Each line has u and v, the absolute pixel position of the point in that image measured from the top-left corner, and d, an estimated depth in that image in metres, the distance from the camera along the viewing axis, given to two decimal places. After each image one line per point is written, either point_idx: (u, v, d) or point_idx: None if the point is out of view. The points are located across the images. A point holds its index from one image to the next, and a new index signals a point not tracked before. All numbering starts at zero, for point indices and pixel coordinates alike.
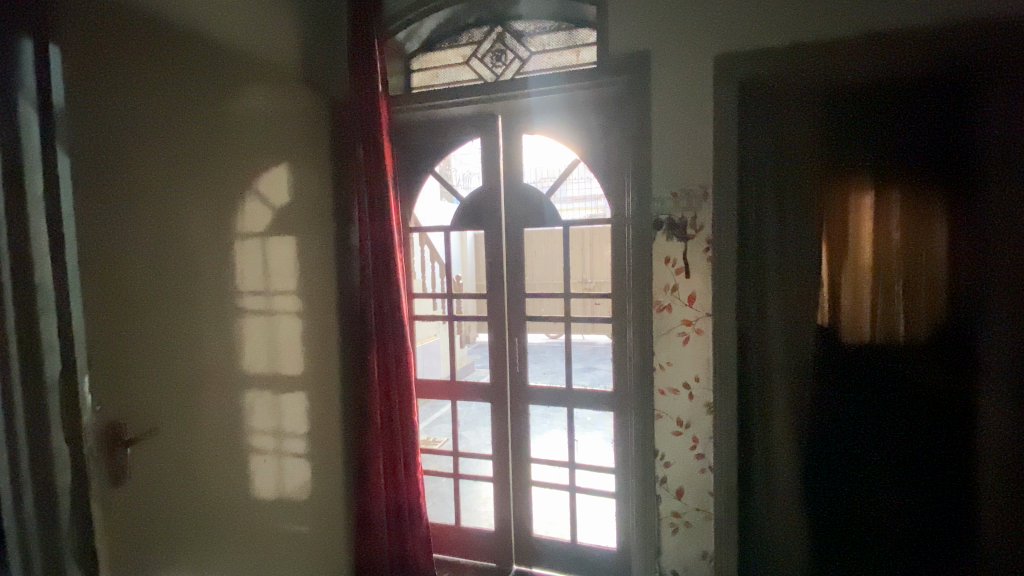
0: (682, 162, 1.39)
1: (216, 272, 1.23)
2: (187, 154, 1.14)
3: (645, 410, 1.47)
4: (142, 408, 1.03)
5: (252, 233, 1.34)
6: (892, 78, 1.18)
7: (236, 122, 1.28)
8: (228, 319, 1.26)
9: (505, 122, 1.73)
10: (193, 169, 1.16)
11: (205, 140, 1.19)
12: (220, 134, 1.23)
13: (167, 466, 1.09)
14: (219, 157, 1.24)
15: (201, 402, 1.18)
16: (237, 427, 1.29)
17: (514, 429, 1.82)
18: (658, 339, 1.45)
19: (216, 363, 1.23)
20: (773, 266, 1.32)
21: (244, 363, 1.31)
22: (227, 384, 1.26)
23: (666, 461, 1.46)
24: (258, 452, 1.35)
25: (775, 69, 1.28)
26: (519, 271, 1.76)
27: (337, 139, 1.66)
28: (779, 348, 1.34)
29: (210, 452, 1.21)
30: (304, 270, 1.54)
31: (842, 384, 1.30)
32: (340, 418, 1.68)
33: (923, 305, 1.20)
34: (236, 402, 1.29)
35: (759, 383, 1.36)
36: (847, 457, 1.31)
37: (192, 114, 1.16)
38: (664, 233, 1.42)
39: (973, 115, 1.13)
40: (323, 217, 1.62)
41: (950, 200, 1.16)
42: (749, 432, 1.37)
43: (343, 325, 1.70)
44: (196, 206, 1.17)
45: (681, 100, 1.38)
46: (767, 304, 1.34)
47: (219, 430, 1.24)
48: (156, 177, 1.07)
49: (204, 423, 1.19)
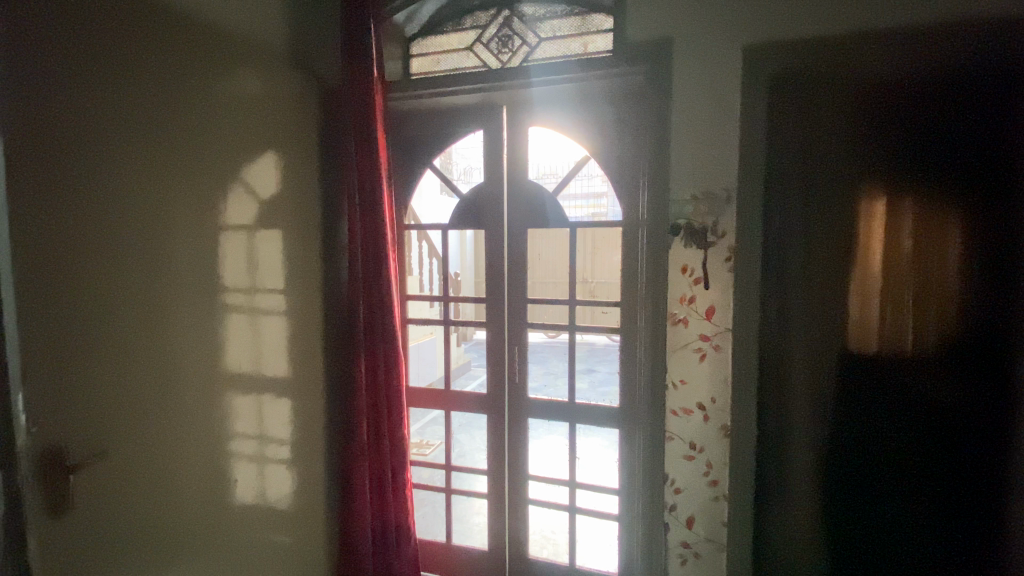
0: (706, 162, 1.25)
1: (188, 270, 1.11)
2: (153, 140, 1.02)
3: (655, 432, 1.34)
4: (95, 424, 0.92)
5: (237, 225, 1.24)
6: (897, 72, 1.08)
7: (211, 105, 1.16)
8: (200, 320, 1.15)
9: (510, 113, 1.61)
10: (161, 157, 1.04)
11: (173, 125, 1.07)
12: (192, 118, 1.11)
13: (126, 487, 0.98)
14: (191, 145, 1.11)
15: (168, 415, 1.07)
16: (208, 439, 1.18)
17: (511, 443, 1.70)
18: (671, 355, 1.31)
19: (187, 368, 1.12)
20: (793, 281, 1.20)
21: (222, 366, 1.21)
22: (197, 394, 1.14)
23: (677, 487, 1.33)
24: (236, 457, 1.26)
25: (802, 62, 1.15)
26: (522, 273, 1.63)
27: (325, 127, 1.53)
28: (797, 367, 1.22)
29: (176, 467, 1.09)
30: (292, 268, 1.43)
31: (867, 405, 1.17)
32: (324, 427, 1.57)
33: (933, 317, 1.10)
34: (207, 412, 1.17)
35: (775, 405, 1.24)
36: (868, 481, 1.18)
37: (159, 97, 1.04)
38: (682, 239, 1.28)
39: (987, 115, 1.03)
40: (311, 209, 1.50)
41: (961, 206, 1.06)
42: (764, 454, 1.25)
43: (331, 328, 1.59)
44: (166, 198, 1.05)
45: (706, 94, 1.24)
46: (790, 321, 1.21)
47: (188, 443, 1.12)
48: (115, 164, 0.95)
49: (171, 437, 1.08)
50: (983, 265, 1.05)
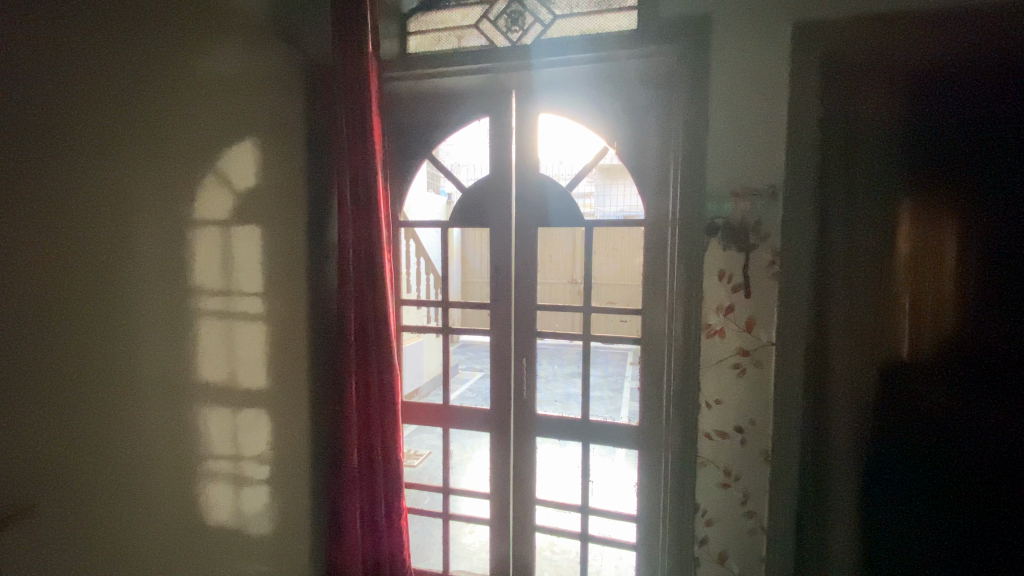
0: (747, 154, 1.11)
1: (153, 273, 0.95)
2: (110, 119, 0.86)
3: (686, 457, 1.19)
4: (36, 455, 0.78)
5: (210, 219, 1.08)
6: (885, 56, 0.95)
7: (181, 83, 1.00)
8: (166, 331, 0.98)
9: (519, 99, 1.45)
10: (119, 142, 0.88)
11: (133, 105, 0.90)
12: (157, 98, 0.95)
13: (71, 533, 0.83)
14: (156, 127, 0.95)
15: (128, 443, 0.91)
16: (174, 470, 1.01)
17: (518, 465, 1.55)
18: (705, 370, 1.17)
19: (149, 389, 0.95)
20: (835, 285, 1.03)
21: (191, 384, 1.04)
22: (163, 419, 0.98)
23: (708, 518, 1.19)
24: (213, 478, 1.11)
25: (850, 42, 0.99)
26: (531, 277, 1.48)
27: (313, 111, 1.37)
28: (841, 380, 1.04)
29: (136, 505, 0.93)
30: (271, 270, 1.26)
31: (907, 422, 0.97)
32: (308, 448, 1.40)
33: (937, 329, 0.91)
34: (172, 440, 1.00)
35: (819, 418, 1.06)
36: (905, 511, 0.98)
37: (119, 71, 0.88)
38: (720, 240, 1.14)
39: (971, 101, 0.87)
40: (296, 202, 1.33)
41: (958, 199, 0.88)
42: (810, 477, 1.08)
43: (316, 336, 1.41)
44: (125, 189, 0.89)
45: (749, 78, 1.09)
46: (829, 325, 1.05)
47: (151, 476, 0.96)
48: (57, 147, 0.79)
49: (130, 469, 0.92)
50: (984, 260, 0.87)
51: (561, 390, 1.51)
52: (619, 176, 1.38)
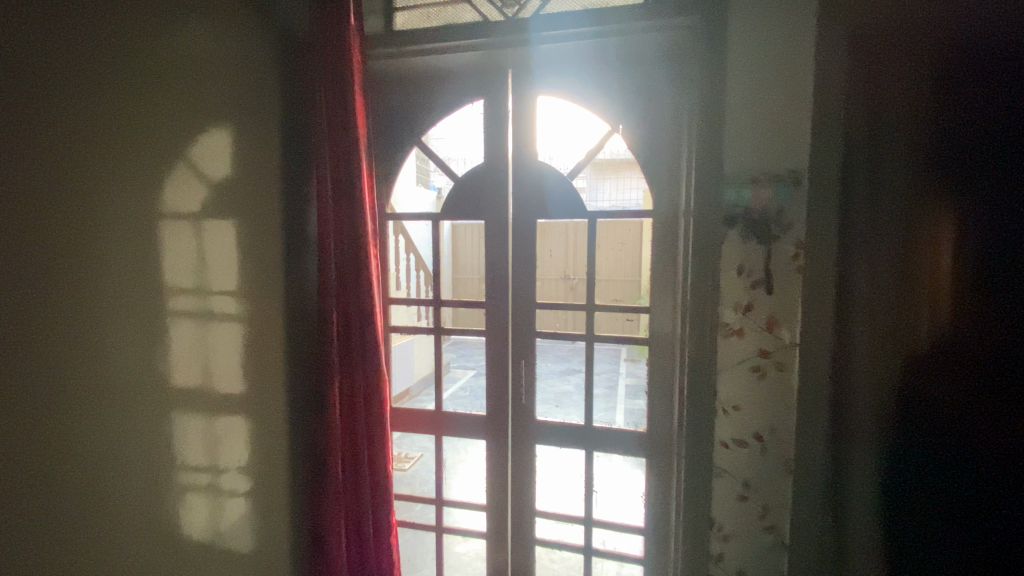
0: (768, 137, 1.02)
1: (120, 270, 0.84)
2: (71, 96, 0.76)
3: (698, 470, 1.10)
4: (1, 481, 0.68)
5: (179, 210, 0.96)
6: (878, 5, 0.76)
7: (148, 56, 0.89)
8: (135, 335, 0.88)
9: (516, 80, 1.35)
10: (82, 122, 0.78)
11: (99, 81, 0.80)
12: (122, 72, 0.84)
13: (39, 568, 0.73)
14: (120, 105, 0.84)
15: (97, 464, 0.81)
16: (146, 493, 0.90)
17: (516, 474, 1.45)
18: (722, 374, 1.08)
19: (117, 404, 0.85)
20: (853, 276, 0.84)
21: (162, 394, 0.93)
22: (135, 435, 0.88)
23: (725, 534, 1.11)
24: (188, 491, 1.00)
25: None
26: (531, 273, 1.38)
27: (288, 93, 1.25)
28: (863, 391, 0.81)
29: (107, 535, 0.83)
30: (247, 266, 1.15)
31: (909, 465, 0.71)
32: (289, 461, 1.30)
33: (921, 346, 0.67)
34: (145, 459, 0.90)
35: (845, 428, 0.88)
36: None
37: (81, 41, 0.77)
38: (738, 232, 1.05)
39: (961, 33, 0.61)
40: (271, 193, 1.21)
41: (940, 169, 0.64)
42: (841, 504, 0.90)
43: (294, 339, 1.30)
44: (90, 176, 0.79)
45: (771, 52, 1.00)
46: (855, 325, 0.83)
47: (124, 499, 0.86)
48: (14, 128, 0.68)
49: (104, 492, 0.82)
50: (976, 249, 0.60)
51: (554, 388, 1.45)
52: (609, 172, 1.34)
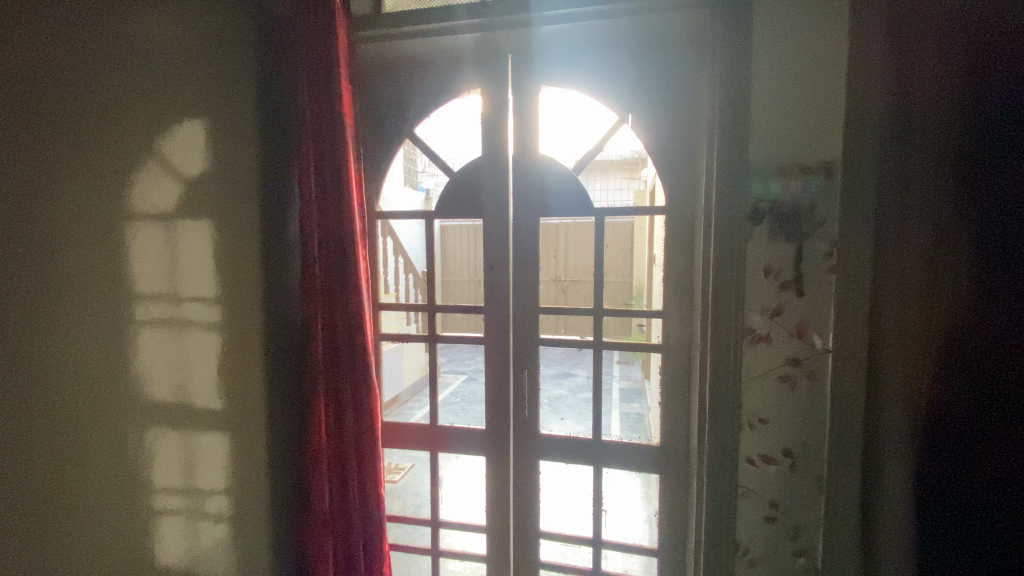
0: (796, 125, 0.94)
1: (84, 276, 0.74)
2: (20, 73, 0.65)
3: (722, 490, 1.01)
4: None
5: (151, 206, 0.86)
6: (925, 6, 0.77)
7: (115, 34, 0.79)
8: (102, 349, 0.77)
9: (516, 68, 1.26)
10: (35, 104, 0.67)
11: (56, 59, 0.70)
12: (84, 49, 0.74)
13: None
14: (83, 86, 0.74)
15: (57, 500, 0.71)
16: (116, 528, 0.80)
17: (518, 492, 1.35)
18: (748, 383, 1.00)
19: (83, 430, 0.74)
20: (890, 283, 0.84)
21: (133, 415, 0.83)
22: (104, 463, 0.78)
23: (751, 557, 1.03)
24: (164, 521, 0.90)
25: None
26: (533, 275, 1.29)
27: (268, 79, 1.15)
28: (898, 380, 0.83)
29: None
30: (226, 270, 1.04)
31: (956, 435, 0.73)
32: (272, 484, 1.19)
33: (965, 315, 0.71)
34: (115, 489, 0.79)
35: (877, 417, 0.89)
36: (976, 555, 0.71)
37: (36, 13, 0.67)
38: (766, 229, 0.97)
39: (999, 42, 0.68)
40: (252, 189, 1.11)
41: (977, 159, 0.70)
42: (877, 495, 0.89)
43: (278, 349, 1.19)
44: (44, 166, 0.68)
45: (801, 33, 0.93)
46: (889, 318, 0.85)
47: (91, 537, 0.76)
48: None
49: (64, 531, 0.72)
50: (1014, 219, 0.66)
51: (546, 394, 1.33)
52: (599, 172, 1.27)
